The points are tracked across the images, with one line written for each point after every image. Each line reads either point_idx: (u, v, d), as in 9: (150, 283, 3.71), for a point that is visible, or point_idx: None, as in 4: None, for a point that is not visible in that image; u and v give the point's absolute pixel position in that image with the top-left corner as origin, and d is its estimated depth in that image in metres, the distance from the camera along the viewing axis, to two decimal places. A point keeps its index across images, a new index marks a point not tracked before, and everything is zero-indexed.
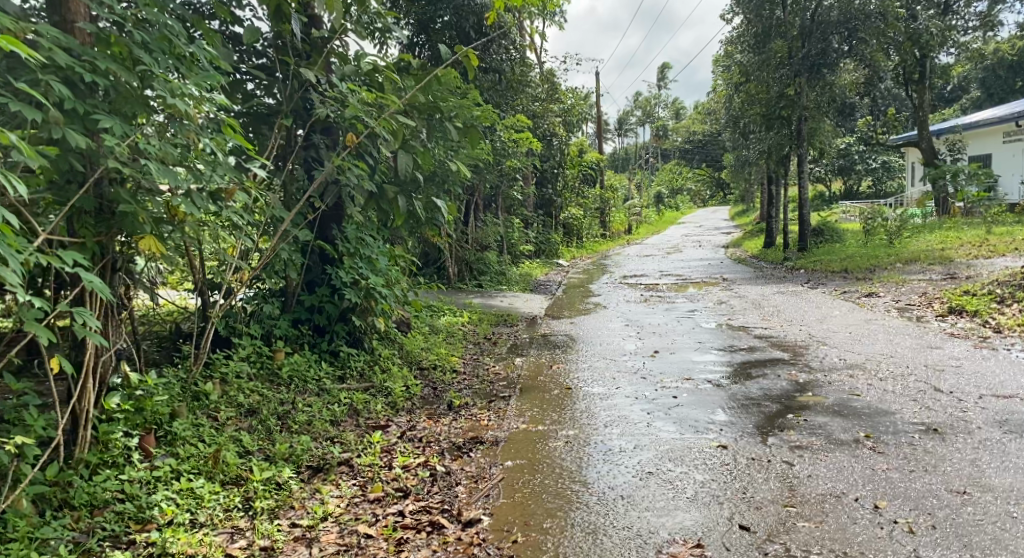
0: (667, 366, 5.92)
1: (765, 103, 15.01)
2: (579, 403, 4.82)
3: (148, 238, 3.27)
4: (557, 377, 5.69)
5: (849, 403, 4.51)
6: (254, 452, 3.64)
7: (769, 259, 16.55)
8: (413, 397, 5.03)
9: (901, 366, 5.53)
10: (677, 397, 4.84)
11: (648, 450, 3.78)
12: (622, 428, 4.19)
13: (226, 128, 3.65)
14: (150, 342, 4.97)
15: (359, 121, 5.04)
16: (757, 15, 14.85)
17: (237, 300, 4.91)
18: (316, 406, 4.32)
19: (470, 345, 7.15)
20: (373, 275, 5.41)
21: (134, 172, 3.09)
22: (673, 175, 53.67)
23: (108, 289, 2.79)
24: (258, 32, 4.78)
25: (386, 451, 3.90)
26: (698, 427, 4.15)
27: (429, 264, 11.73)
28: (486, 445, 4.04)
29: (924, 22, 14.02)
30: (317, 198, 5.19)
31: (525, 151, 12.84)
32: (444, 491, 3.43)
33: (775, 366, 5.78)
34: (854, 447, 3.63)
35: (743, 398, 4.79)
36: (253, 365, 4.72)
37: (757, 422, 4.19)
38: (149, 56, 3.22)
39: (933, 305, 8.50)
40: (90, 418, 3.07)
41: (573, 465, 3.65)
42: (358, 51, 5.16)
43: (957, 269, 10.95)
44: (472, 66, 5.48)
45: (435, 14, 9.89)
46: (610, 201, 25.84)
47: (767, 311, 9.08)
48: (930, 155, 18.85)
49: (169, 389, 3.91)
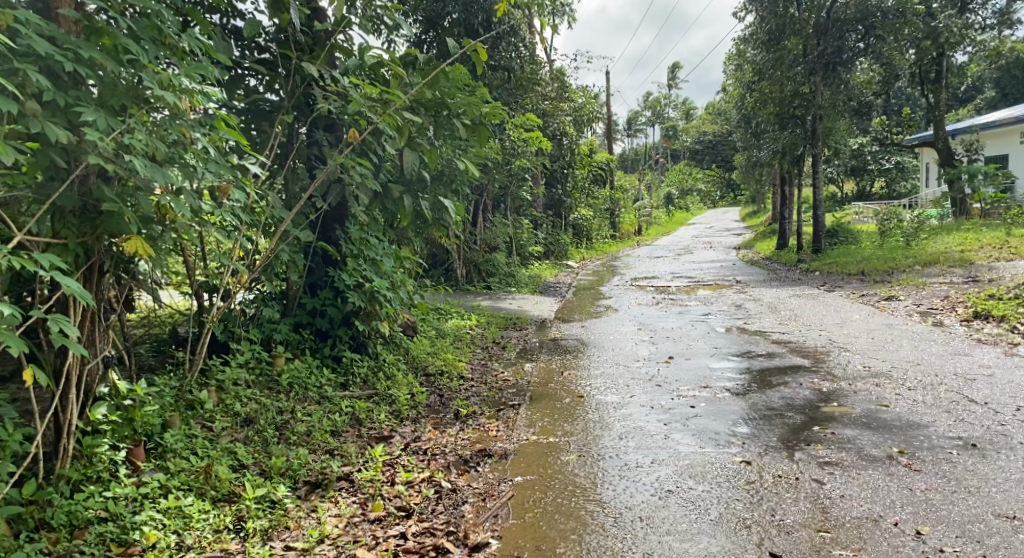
0: (682, 372, 5.69)
1: (778, 102, 14.69)
2: (592, 413, 4.60)
3: (134, 240, 3.00)
4: (568, 384, 5.47)
5: (878, 415, 4.26)
6: (249, 466, 3.44)
7: (782, 261, 16.27)
8: (419, 406, 4.83)
9: (930, 374, 5.26)
10: (695, 407, 4.61)
11: (667, 466, 3.56)
12: (637, 441, 3.96)
13: (221, 124, 3.47)
14: (146, 346, 4.77)
15: (363, 117, 4.84)
16: (771, 12, 14.59)
17: (235, 303, 4.72)
18: (316, 415, 4.12)
19: (478, 350, 6.94)
20: (377, 278, 5.21)
21: (121, 168, 2.89)
22: (683, 176, 53.53)
23: (88, 294, 2.58)
24: (259, 25, 4.61)
25: (388, 465, 3.70)
26: (718, 440, 3.92)
27: (436, 265, 11.58)
28: (495, 459, 3.83)
29: (943, 22, 13.48)
30: (319, 197, 5.00)
31: (536, 150, 12.65)
32: (450, 511, 3.22)
33: (796, 373, 5.54)
34: (887, 464, 3.40)
35: (765, 408, 4.55)
36: (252, 371, 4.52)
37: (781, 435, 3.96)
38: (138, 45, 3.02)
39: (956, 309, 8.21)
40: (73, 429, 2.90)
41: (587, 481, 3.43)
42: (363, 45, 5.00)
43: (977, 271, 10.65)
44: (481, 61, 5.24)
45: (444, 12, 9.73)
46: (620, 202, 25.56)
47: (784, 315, 8.82)
48: (947, 156, 18.48)
49: (162, 397, 3.72)
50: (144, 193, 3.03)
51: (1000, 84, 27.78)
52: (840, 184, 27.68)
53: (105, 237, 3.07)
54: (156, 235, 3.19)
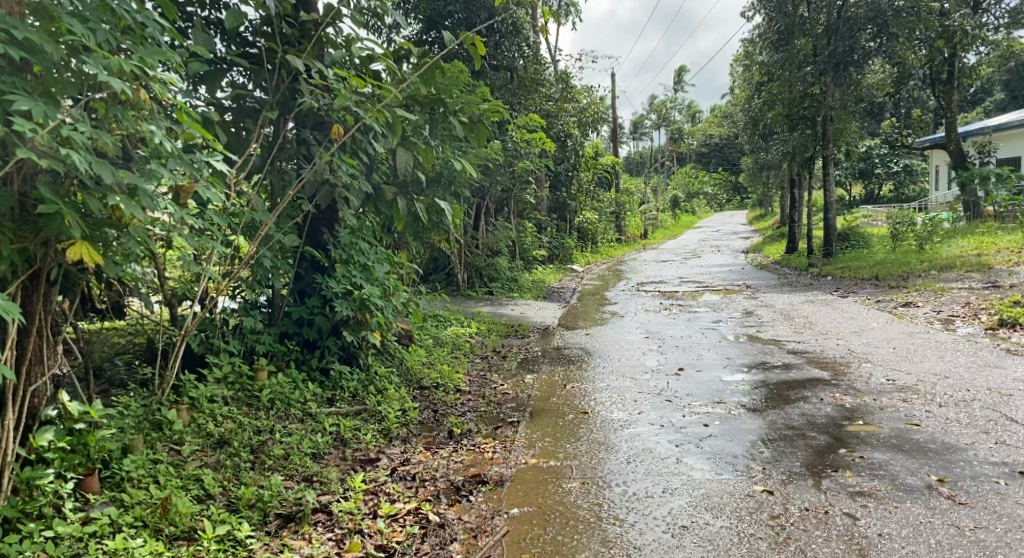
0: (693, 386, 5.32)
1: (788, 103, 14.30)
2: (595, 432, 4.25)
3: (78, 246, 2.65)
4: (572, 399, 5.11)
5: (909, 436, 3.89)
6: (215, 496, 3.12)
7: (792, 265, 15.86)
8: (410, 423, 4.47)
9: (961, 389, 4.87)
10: (708, 427, 4.24)
11: (680, 497, 3.20)
12: (647, 466, 3.61)
13: (183, 116, 3.12)
14: (121, 360, 4.46)
15: (351, 113, 4.49)
16: (779, 12, 14.08)
17: (213, 312, 4.36)
18: (296, 436, 3.80)
19: (476, 359, 6.61)
20: (368, 285, 4.87)
21: (62, 165, 2.52)
22: (689, 180, 53.16)
23: (13, 311, 2.24)
24: (242, 15, 4.29)
25: (372, 494, 3.36)
26: (736, 465, 3.56)
27: (436, 270, 11.25)
28: (489, 487, 3.48)
29: (958, 20, 12.93)
30: (305, 199, 4.68)
31: (539, 152, 12.25)
32: (436, 552, 2.87)
33: (815, 388, 5.15)
34: (928, 495, 3.06)
35: (785, 427, 4.19)
36: (230, 387, 4.20)
37: (805, 459, 3.60)
38: (86, 27, 2.65)
39: (980, 316, 7.84)
40: (11, 457, 2.59)
41: (592, 515, 3.08)
42: (353, 37, 4.70)
43: (997, 277, 10.25)
44: (479, 55, 4.75)
45: (446, 10, 9.49)
46: (625, 207, 25.15)
47: (797, 323, 8.44)
48: (958, 159, 17.79)
49: (122, 420, 3.39)
50: (94, 194, 2.69)
51: (1010, 85, 27.43)
52: (848, 187, 27.33)
53: (50, 245, 2.73)
54: (108, 239, 2.85)
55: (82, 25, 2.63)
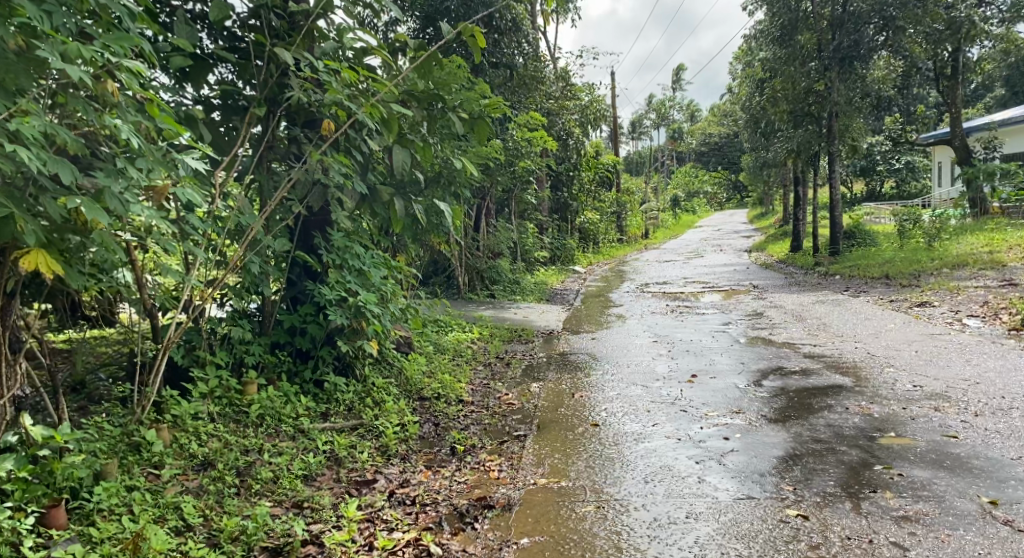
0: (708, 395, 5.02)
1: (791, 100, 13.91)
2: (607, 447, 3.96)
3: (32, 255, 2.38)
4: (580, 410, 4.81)
5: (948, 450, 3.61)
6: (195, 527, 2.84)
7: (797, 264, 15.60)
8: (410, 439, 4.17)
9: (995, 396, 4.59)
10: (730, 441, 3.94)
11: (706, 523, 2.91)
12: (667, 486, 3.32)
13: (152, 109, 2.81)
14: (100, 377, 4.17)
15: (343, 108, 4.19)
16: (783, 6, 13.79)
17: (197, 323, 4.06)
18: (286, 456, 3.51)
19: (479, 366, 6.36)
20: (364, 291, 4.57)
21: (13, 164, 2.26)
22: (689, 178, 52.81)
23: None
24: (227, 7, 3.99)
25: (368, 522, 3.08)
26: (764, 485, 3.28)
27: (436, 274, 10.96)
28: (496, 512, 3.19)
29: (964, 12, 12.41)
30: (296, 202, 4.38)
31: (541, 150, 11.71)
32: None
33: (838, 395, 4.87)
34: (979, 519, 2.79)
35: (811, 440, 3.90)
36: (217, 402, 3.92)
37: (840, 477, 3.31)
38: (40, 9, 2.36)
39: (1000, 316, 7.55)
40: None
41: (610, 545, 2.79)
42: (343, 25, 4.36)
43: (1012, 274, 9.96)
44: (480, 46, 4.34)
45: (443, 4, 9.16)
46: (627, 206, 24.90)
47: (810, 324, 8.18)
48: (965, 155, 17.48)
49: (91, 444, 3.11)
50: (53, 198, 2.44)
51: (1011, 81, 27.14)
52: (851, 185, 27.08)
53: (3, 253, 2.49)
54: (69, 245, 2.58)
55: (37, 8, 2.34)
